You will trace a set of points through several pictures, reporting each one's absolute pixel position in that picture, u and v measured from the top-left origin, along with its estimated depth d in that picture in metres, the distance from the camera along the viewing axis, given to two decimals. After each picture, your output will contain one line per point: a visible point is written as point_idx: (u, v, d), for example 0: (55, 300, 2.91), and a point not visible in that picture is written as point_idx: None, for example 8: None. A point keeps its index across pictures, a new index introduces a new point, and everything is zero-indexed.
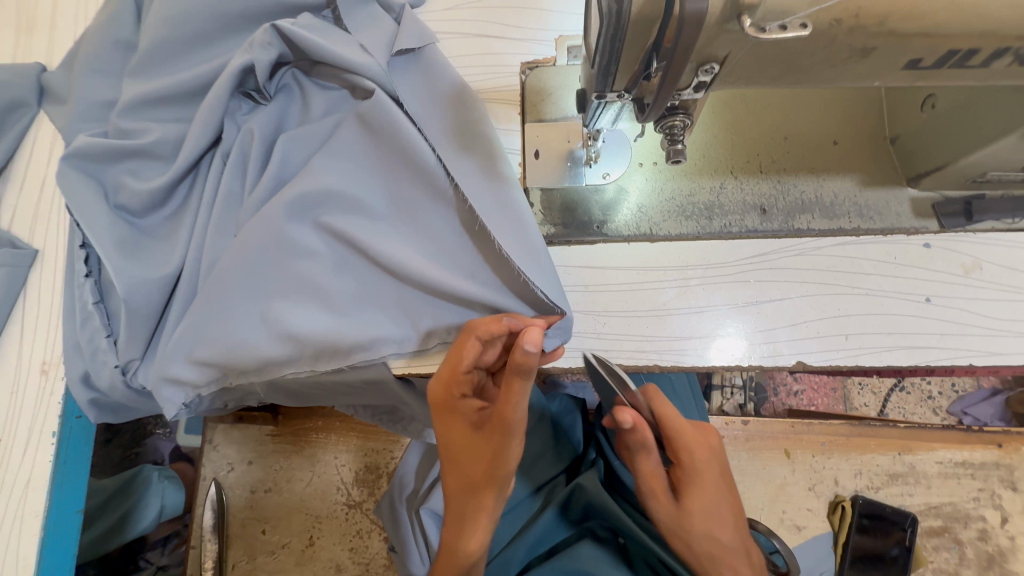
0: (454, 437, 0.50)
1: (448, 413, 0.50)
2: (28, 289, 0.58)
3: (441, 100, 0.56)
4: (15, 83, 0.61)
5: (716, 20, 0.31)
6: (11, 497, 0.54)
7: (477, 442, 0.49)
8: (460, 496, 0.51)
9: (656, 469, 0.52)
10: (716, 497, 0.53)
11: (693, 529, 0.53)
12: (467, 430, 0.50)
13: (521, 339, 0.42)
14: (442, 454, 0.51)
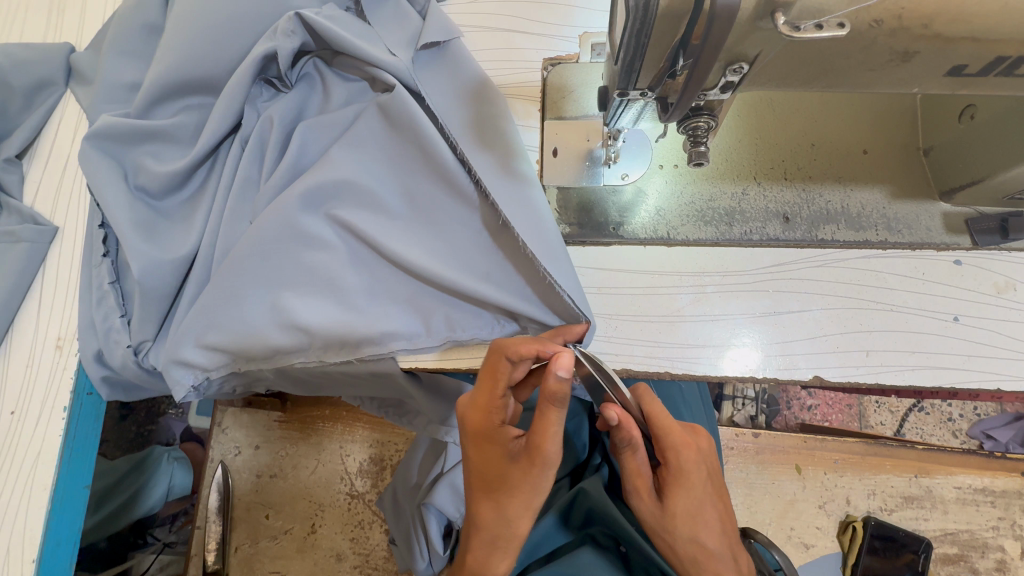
0: (493, 466, 0.49)
1: (483, 441, 0.49)
2: (48, 265, 0.59)
3: (463, 96, 0.55)
4: (44, 62, 0.62)
5: (747, 18, 0.30)
6: (20, 467, 0.55)
7: (511, 473, 0.48)
8: (491, 525, 0.50)
9: (643, 465, 0.51)
10: (703, 498, 0.51)
11: (675, 531, 0.51)
12: (502, 459, 0.49)
13: (553, 365, 0.42)
14: (475, 480, 0.51)
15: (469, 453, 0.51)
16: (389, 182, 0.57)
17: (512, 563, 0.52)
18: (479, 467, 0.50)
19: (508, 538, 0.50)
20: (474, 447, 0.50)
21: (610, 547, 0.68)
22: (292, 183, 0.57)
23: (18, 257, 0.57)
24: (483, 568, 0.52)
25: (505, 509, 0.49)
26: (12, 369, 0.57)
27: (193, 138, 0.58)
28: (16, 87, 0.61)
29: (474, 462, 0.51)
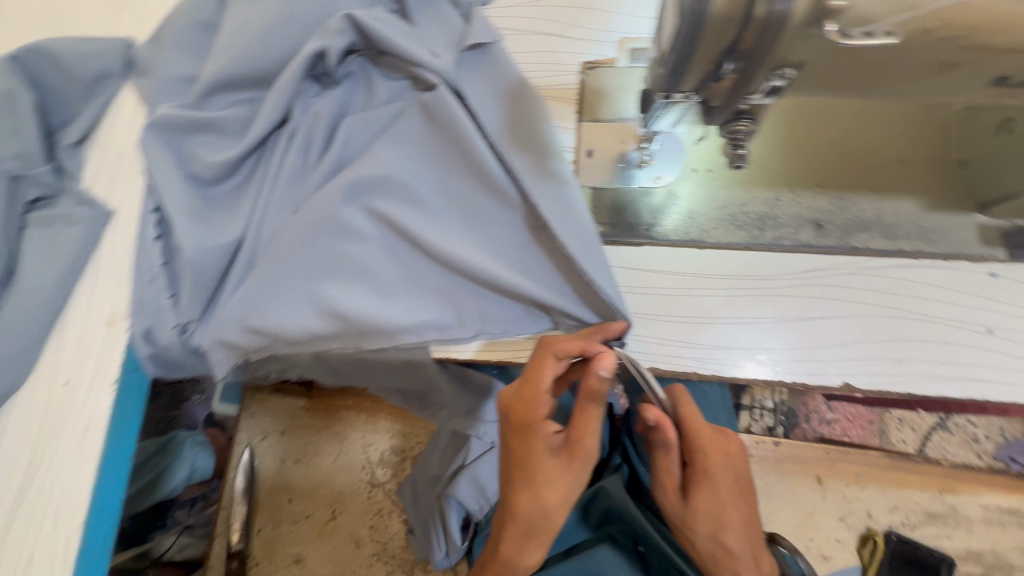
0: (534, 459, 0.50)
1: (524, 434, 0.51)
2: (102, 246, 0.62)
3: (504, 97, 0.58)
4: (106, 55, 0.65)
5: (798, 26, 0.31)
6: (71, 437, 0.58)
7: (552, 466, 0.50)
8: (528, 519, 0.51)
9: (673, 466, 0.52)
10: (731, 503, 0.51)
11: (698, 528, 0.52)
12: (544, 453, 0.50)
13: (595, 364, 0.47)
14: (512, 473, 0.52)
15: (507, 447, 0.52)
16: (429, 178, 0.59)
17: (542, 555, 0.53)
18: (517, 461, 0.51)
19: (543, 529, 0.51)
20: (514, 442, 0.51)
21: (628, 545, 0.69)
22: (336, 175, 0.59)
23: (76, 238, 0.60)
24: (515, 559, 0.53)
25: (545, 502, 0.50)
26: (67, 343, 0.60)
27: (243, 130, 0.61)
28: (80, 77, 0.64)
29: (510, 455, 0.52)
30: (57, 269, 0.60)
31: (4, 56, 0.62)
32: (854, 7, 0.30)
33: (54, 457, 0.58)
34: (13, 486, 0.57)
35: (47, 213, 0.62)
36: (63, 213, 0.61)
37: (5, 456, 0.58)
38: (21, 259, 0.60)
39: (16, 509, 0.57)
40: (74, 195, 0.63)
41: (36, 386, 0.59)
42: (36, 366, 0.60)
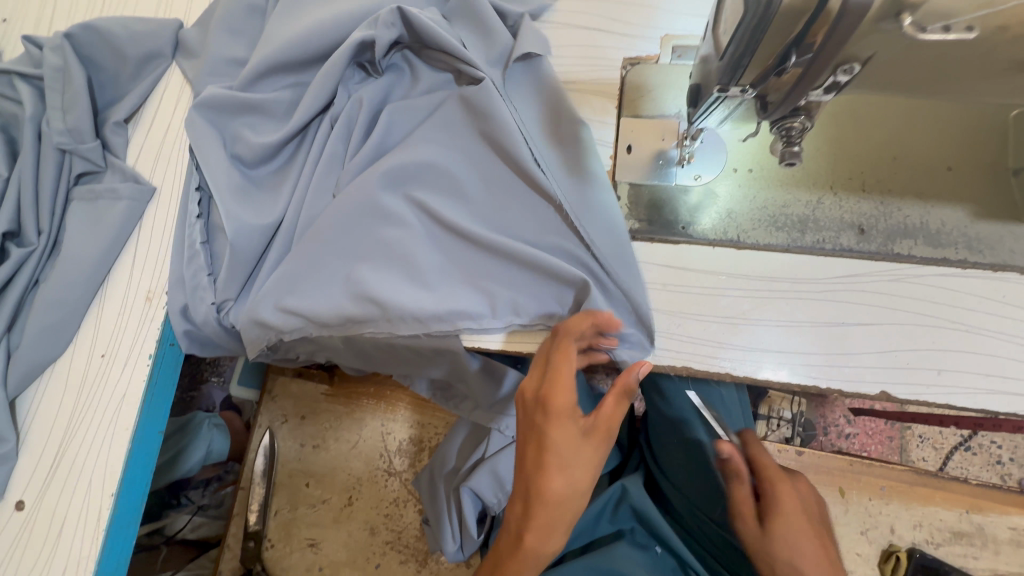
0: (565, 441, 0.49)
1: (553, 418, 0.50)
2: (143, 222, 0.63)
3: (541, 99, 0.60)
4: (156, 36, 0.66)
5: (871, 20, 0.30)
6: (106, 408, 0.59)
7: (582, 448, 0.50)
8: (556, 503, 0.50)
9: (750, 496, 0.56)
10: (806, 533, 0.54)
11: (778, 556, 0.53)
12: (574, 435, 0.50)
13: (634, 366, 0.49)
14: (541, 459, 0.50)
15: (534, 430, 0.51)
16: (467, 167, 0.59)
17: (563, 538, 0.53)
18: (546, 444, 0.50)
19: (570, 511, 0.51)
20: (544, 424, 0.50)
21: (648, 547, 0.69)
22: (377, 161, 0.60)
23: (120, 213, 0.62)
24: (541, 544, 0.52)
25: (576, 483, 0.50)
26: (106, 315, 0.61)
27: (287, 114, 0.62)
28: (130, 58, 0.66)
29: (539, 438, 0.50)
30: (100, 242, 0.61)
31: (60, 34, 0.64)
32: (931, 2, 0.30)
33: (88, 428, 0.58)
34: (47, 455, 0.58)
35: (95, 189, 0.63)
36: (108, 189, 0.63)
37: (41, 424, 0.59)
38: (67, 232, 0.62)
39: (51, 477, 0.57)
40: (119, 172, 0.64)
41: (75, 356, 0.60)
42: (75, 337, 0.61)
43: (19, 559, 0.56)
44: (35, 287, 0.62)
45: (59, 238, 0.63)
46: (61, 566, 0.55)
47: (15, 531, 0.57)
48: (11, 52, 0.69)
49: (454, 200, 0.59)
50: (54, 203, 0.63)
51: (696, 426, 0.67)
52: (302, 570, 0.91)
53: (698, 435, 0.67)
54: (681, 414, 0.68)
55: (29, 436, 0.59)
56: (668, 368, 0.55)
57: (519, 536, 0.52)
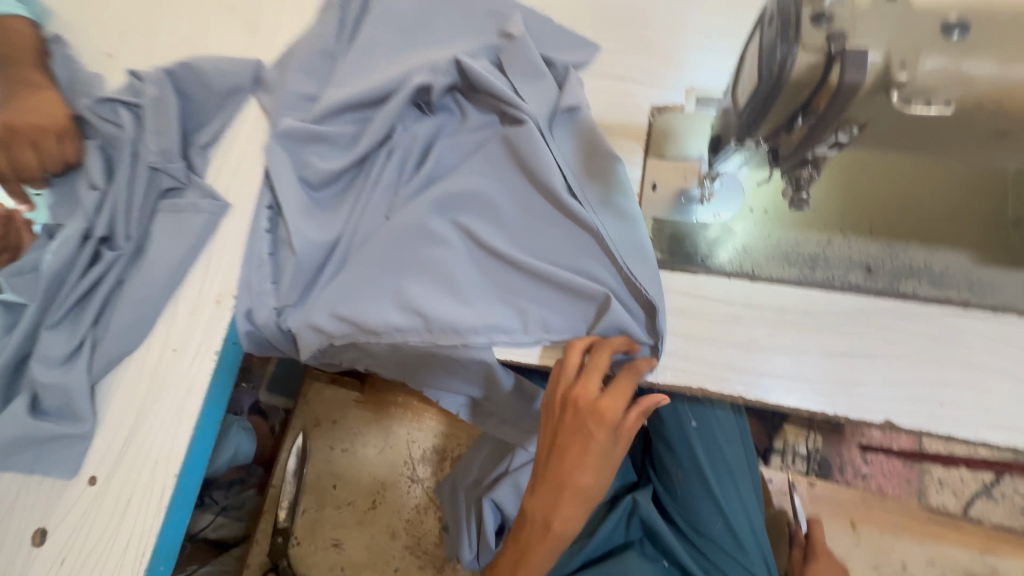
0: (603, 442, 0.56)
1: (594, 420, 0.56)
2: (217, 234, 0.72)
3: (578, 138, 0.67)
4: (240, 72, 0.76)
5: (868, 91, 0.36)
6: (174, 398, 0.66)
7: (614, 448, 0.58)
8: (584, 494, 0.58)
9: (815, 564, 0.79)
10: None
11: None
12: (611, 437, 0.57)
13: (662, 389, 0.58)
14: (581, 456, 0.57)
15: (582, 432, 0.57)
16: (508, 195, 0.66)
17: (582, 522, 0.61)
18: (590, 445, 0.57)
19: (594, 500, 0.59)
20: (594, 429, 0.56)
21: (656, 559, 0.76)
22: (427, 188, 0.67)
23: (199, 225, 0.70)
24: (568, 528, 0.59)
25: (605, 477, 0.58)
26: (180, 314, 0.69)
27: (351, 144, 0.70)
28: (217, 90, 0.75)
29: (584, 441, 0.57)
30: (180, 250, 0.69)
31: (161, 70, 0.73)
32: (917, 81, 0.35)
33: (156, 415, 0.65)
34: (120, 435, 0.65)
35: (178, 202, 0.72)
36: (190, 203, 0.71)
37: (115, 409, 0.66)
38: (152, 239, 0.70)
39: (121, 457, 0.64)
40: (200, 188, 0.73)
41: (148, 349, 0.68)
42: (150, 332, 0.68)
43: (88, 530, 0.62)
44: (120, 286, 0.70)
45: (145, 244, 0.71)
46: (125, 539, 0.62)
47: (86, 505, 0.63)
48: (114, 81, 0.79)
49: (494, 226, 0.66)
50: (143, 213, 0.71)
51: (695, 449, 0.74)
52: (325, 569, 0.95)
53: (696, 456, 0.74)
54: (684, 436, 0.74)
55: (104, 419, 0.66)
56: (685, 388, 0.60)
57: (547, 521, 0.60)
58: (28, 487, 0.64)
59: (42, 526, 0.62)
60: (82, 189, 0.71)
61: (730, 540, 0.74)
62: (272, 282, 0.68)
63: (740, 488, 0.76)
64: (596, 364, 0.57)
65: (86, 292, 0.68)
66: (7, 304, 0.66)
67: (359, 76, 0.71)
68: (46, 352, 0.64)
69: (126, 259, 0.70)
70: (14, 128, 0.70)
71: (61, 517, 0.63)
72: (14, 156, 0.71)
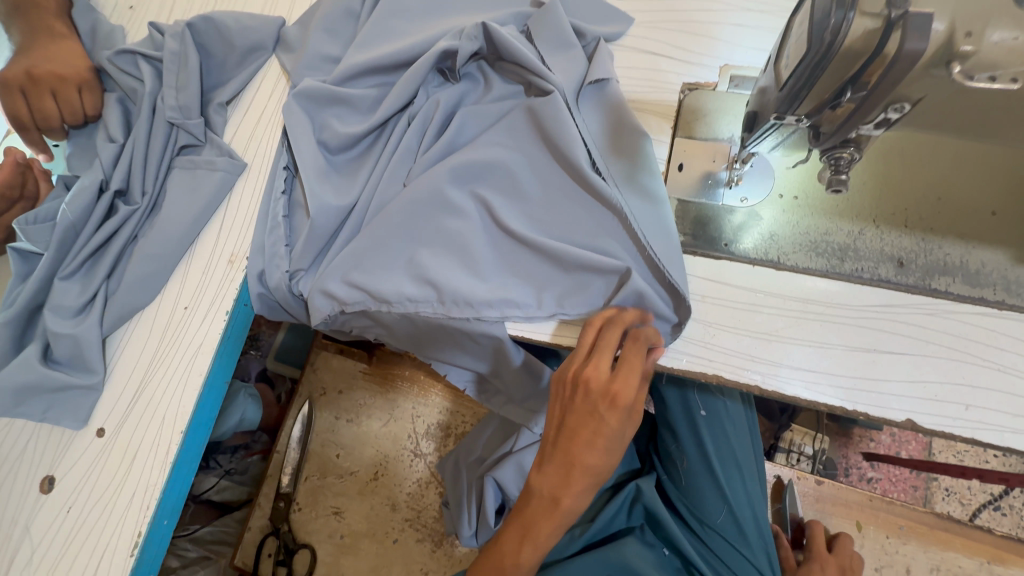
0: (615, 423, 0.54)
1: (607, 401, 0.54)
2: (233, 194, 0.71)
3: (606, 112, 0.64)
4: (263, 30, 0.74)
5: (926, 63, 0.34)
6: (183, 356, 0.65)
7: (625, 428, 0.56)
8: (594, 473, 0.56)
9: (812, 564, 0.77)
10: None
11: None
12: (623, 418, 0.54)
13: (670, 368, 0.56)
14: (591, 436, 0.55)
15: (593, 415, 0.55)
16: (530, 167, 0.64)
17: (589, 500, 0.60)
18: (601, 427, 0.54)
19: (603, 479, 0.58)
20: (607, 413, 0.54)
21: (656, 545, 0.75)
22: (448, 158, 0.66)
23: (214, 183, 0.69)
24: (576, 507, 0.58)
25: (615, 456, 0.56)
26: (192, 273, 0.68)
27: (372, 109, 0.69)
28: (239, 47, 0.74)
29: (595, 422, 0.55)
30: (194, 206, 0.68)
31: (183, 23, 0.72)
32: (982, 52, 0.33)
33: (165, 371, 0.65)
34: (129, 388, 0.65)
35: (196, 159, 0.71)
36: (207, 161, 0.70)
37: (125, 363, 0.66)
38: (167, 195, 0.69)
39: (129, 411, 0.64)
40: (217, 146, 0.71)
41: (159, 306, 0.68)
42: (162, 288, 0.68)
43: (95, 480, 0.63)
44: (134, 241, 0.69)
45: (160, 200, 0.70)
46: (131, 492, 0.62)
47: (93, 456, 0.63)
48: (136, 35, 0.78)
49: (514, 199, 0.64)
50: (161, 170, 0.70)
51: (702, 437, 0.73)
52: (324, 536, 0.95)
53: (705, 446, 0.73)
54: (694, 425, 0.73)
55: (114, 372, 0.66)
56: (700, 375, 0.59)
57: (555, 500, 0.58)
58: (37, 436, 0.65)
59: (51, 474, 0.63)
60: (100, 141, 0.70)
61: (734, 531, 0.74)
62: (287, 245, 0.67)
63: (746, 480, 0.74)
64: (604, 343, 0.56)
65: (101, 246, 0.68)
66: (21, 252, 0.66)
67: (384, 39, 0.69)
68: (59, 303, 0.64)
69: (141, 214, 0.69)
70: (34, 75, 0.69)
71: (68, 466, 0.63)
72: (34, 105, 0.70)
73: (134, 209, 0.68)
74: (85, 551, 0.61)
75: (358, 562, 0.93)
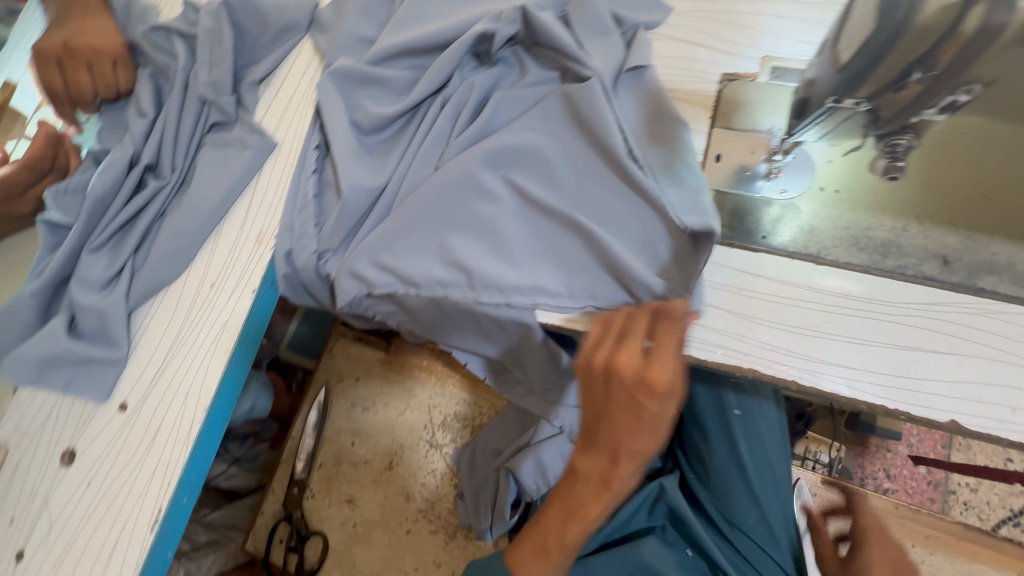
0: (654, 411, 0.52)
1: (643, 390, 0.52)
2: (262, 172, 0.70)
3: (643, 101, 0.63)
4: (298, 10, 0.74)
5: (1006, 42, 0.33)
6: (209, 332, 0.65)
7: (664, 414, 0.53)
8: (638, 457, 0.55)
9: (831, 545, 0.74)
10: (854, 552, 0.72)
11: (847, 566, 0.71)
12: (662, 404, 0.52)
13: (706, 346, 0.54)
14: (633, 422, 0.54)
15: (631, 403, 0.53)
16: (565, 156, 0.63)
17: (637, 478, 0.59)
18: (642, 413, 0.53)
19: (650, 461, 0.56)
20: (645, 403, 0.52)
21: (678, 545, 0.74)
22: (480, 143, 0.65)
23: (245, 161, 0.69)
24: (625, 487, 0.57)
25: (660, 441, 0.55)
26: (220, 250, 0.68)
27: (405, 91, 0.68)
28: (273, 27, 0.74)
29: (635, 409, 0.53)
30: (223, 183, 0.68)
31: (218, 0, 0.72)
32: None
33: (190, 347, 0.65)
34: (153, 362, 0.65)
35: (226, 137, 0.71)
36: (238, 138, 0.70)
37: (150, 338, 0.65)
38: (197, 171, 0.69)
39: (152, 386, 0.64)
40: (248, 124, 0.71)
41: (185, 281, 0.67)
42: (189, 264, 0.68)
43: (117, 455, 0.62)
44: (162, 217, 0.69)
45: (189, 177, 0.70)
46: (152, 467, 0.61)
47: (115, 429, 0.63)
48: (169, 12, 0.78)
49: (547, 184, 0.63)
50: (191, 146, 0.70)
51: (735, 437, 0.72)
52: (337, 524, 0.94)
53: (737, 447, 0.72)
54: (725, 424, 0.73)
55: (138, 346, 0.65)
56: (735, 369, 0.57)
57: (604, 481, 0.58)
58: (59, 408, 0.64)
59: (72, 447, 0.63)
60: (132, 116, 0.70)
61: (764, 534, 0.72)
62: (316, 225, 0.66)
63: (779, 483, 0.73)
64: (635, 330, 0.55)
65: (130, 220, 0.68)
66: (51, 224, 0.65)
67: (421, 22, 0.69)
68: (86, 275, 0.64)
69: (170, 190, 0.69)
70: (71, 48, 0.70)
71: (90, 439, 0.63)
72: (69, 77, 0.70)
73: (163, 184, 0.68)
74: (105, 523, 0.60)
75: (370, 551, 0.92)
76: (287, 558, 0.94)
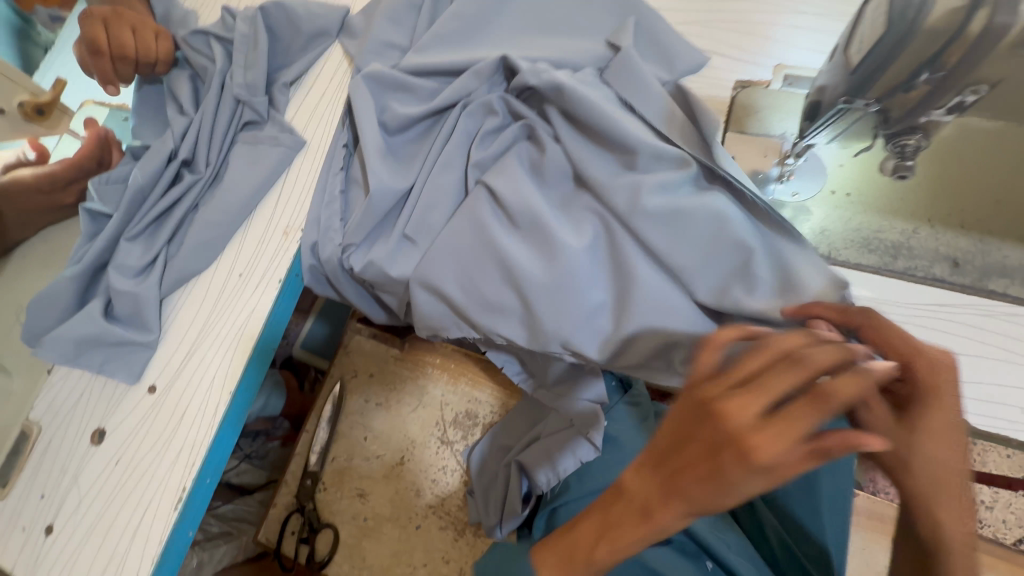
0: (739, 481, 0.36)
1: (736, 454, 0.35)
2: (291, 168, 0.73)
3: (676, 106, 0.60)
4: (329, 17, 0.78)
5: (1011, 44, 0.35)
6: (236, 320, 0.68)
7: (748, 487, 0.36)
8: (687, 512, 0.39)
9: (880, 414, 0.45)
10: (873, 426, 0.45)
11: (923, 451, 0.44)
12: (753, 480, 0.35)
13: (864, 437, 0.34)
14: (699, 477, 0.37)
15: (714, 457, 0.37)
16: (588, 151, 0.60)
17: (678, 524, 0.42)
18: (722, 476, 0.36)
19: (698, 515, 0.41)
20: (730, 469, 0.36)
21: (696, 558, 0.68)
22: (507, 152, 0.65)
23: (275, 158, 0.72)
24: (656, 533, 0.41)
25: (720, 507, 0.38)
26: (248, 242, 0.71)
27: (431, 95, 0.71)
28: (305, 32, 0.77)
29: (713, 466, 0.37)
30: (254, 178, 0.71)
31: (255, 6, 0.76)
32: None
33: (217, 334, 0.67)
34: (182, 348, 0.67)
35: (259, 135, 0.74)
36: (270, 137, 0.73)
37: (180, 324, 0.68)
38: (230, 167, 0.72)
39: (180, 370, 0.66)
40: (279, 123, 0.74)
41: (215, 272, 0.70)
42: (219, 255, 0.71)
43: (144, 435, 0.64)
44: (195, 210, 0.72)
45: (223, 172, 0.73)
46: (177, 448, 0.63)
47: (144, 411, 0.65)
48: (208, 18, 0.83)
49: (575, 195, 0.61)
50: (226, 144, 0.74)
51: None
52: (347, 518, 0.96)
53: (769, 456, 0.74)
54: None
55: (168, 332, 0.68)
56: None
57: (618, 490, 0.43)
58: (91, 389, 0.67)
59: (102, 427, 0.65)
60: (171, 114, 0.74)
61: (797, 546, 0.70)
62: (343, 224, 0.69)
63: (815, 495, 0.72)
64: (777, 381, 0.36)
65: (165, 211, 0.71)
66: (92, 213, 0.69)
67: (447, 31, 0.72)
68: (123, 262, 0.67)
69: (204, 184, 0.72)
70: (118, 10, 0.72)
71: (119, 420, 0.65)
72: (113, 33, 0.71)
73: (198, 179, 0.71)
74: (130, 501, 0.62)
75: (380, 546, 0.93)
76: (298, 550, 0.96)
